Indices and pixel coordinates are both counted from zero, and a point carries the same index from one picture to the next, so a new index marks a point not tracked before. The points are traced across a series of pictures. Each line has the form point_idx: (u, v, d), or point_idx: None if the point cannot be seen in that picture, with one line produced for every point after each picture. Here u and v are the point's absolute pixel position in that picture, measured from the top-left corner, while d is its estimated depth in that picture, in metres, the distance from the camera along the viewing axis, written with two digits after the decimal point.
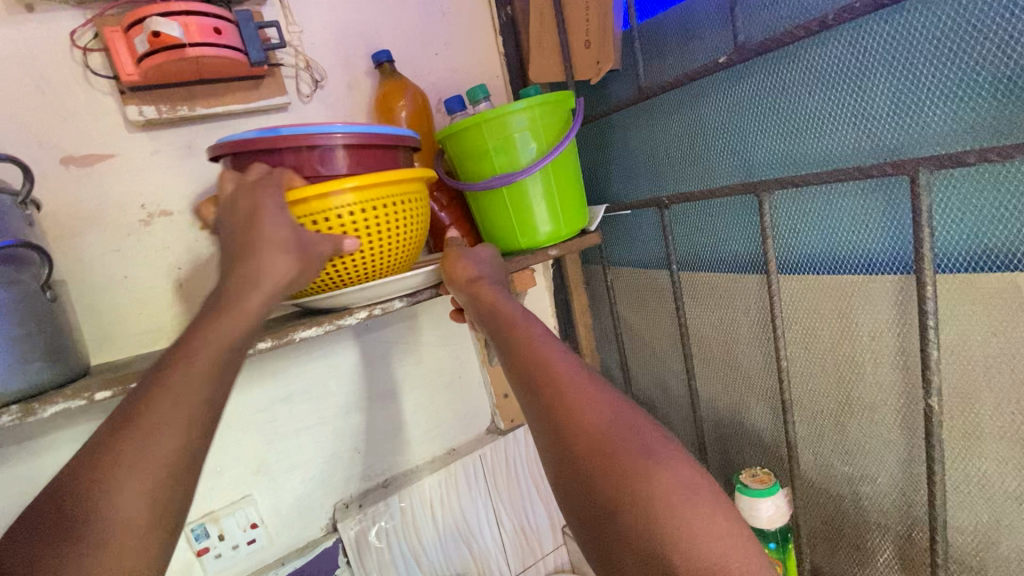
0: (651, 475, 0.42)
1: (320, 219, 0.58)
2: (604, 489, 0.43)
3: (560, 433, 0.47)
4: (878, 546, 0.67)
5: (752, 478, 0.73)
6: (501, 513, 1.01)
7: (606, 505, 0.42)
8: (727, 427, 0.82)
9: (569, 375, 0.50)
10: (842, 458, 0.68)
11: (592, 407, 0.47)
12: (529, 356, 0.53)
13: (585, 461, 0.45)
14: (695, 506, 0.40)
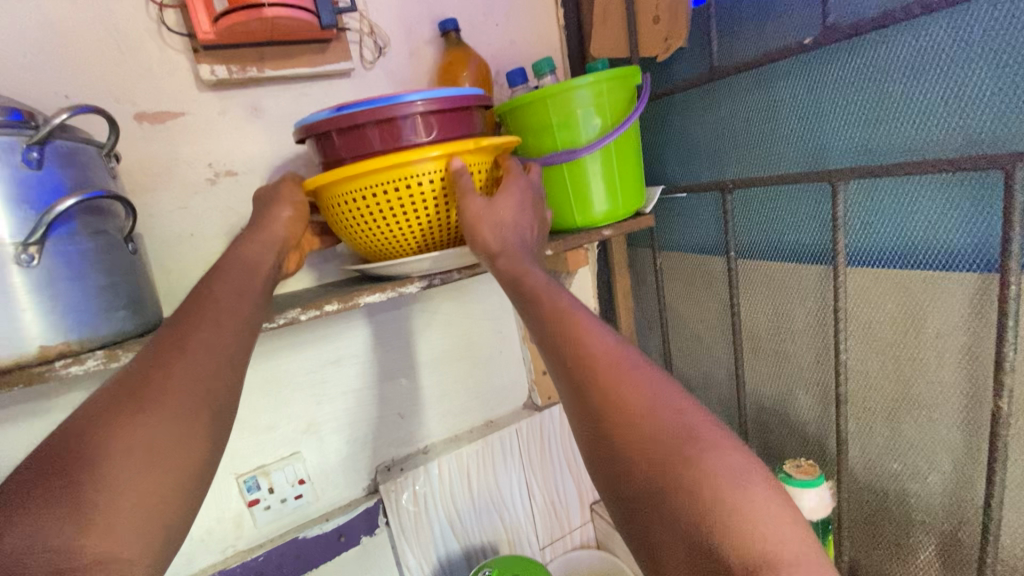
0: (699, 462, 0.38)
1: (403, 187, 0.61)
2: (648, 478, 0.39)
3: (597, 411, 0.43)
4: (921, 543, 0.67)
5: (797, 469, 0.73)
6: (533, 486, 1.03)
7: (649, 492, 0.39)
8: (770, 417, 0.82)
9: (603, 355, 0.46)
10: (892, 454, 0.68)
11: (634, 388, 0.44)
12: (562, 331, 0.49)
13: (625, 444, 0.41)
14: (758, 493, 0.37)
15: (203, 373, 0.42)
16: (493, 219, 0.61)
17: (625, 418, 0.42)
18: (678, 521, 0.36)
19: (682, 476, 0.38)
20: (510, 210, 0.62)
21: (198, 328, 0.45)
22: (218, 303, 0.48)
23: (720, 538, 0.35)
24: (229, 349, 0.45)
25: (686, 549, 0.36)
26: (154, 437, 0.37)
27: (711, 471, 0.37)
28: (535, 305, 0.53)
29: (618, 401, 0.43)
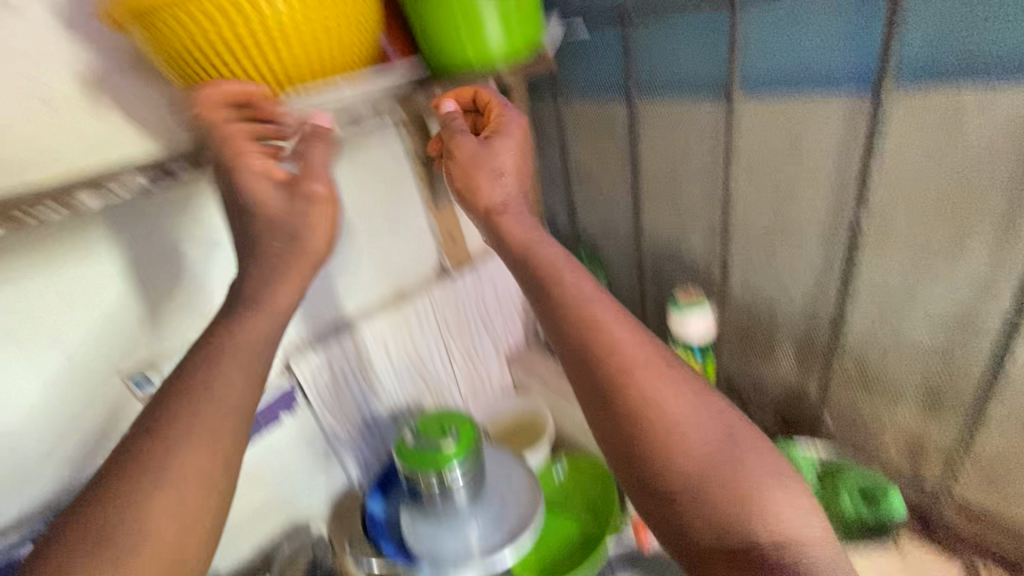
0: (743, 473, 0.47)
1: (245, 14, 0.51)
2: (695, 482, 0.47)
3: (620, 381, 0.50)
4: (784, 347, 0.79)
5: (682, 295, 0.82)
6: (451, 348, 1.05)
7: (688, 490, 0.46)
8: (665, 256, 0.87)
9: (635, 351, 0.52)
10: (767, 276, 0.76)
11: (660, 382, 0.50)
12: (576, 306, 0.54)
13: (671, 463, 0.48)
14: (774, 499, 0.46)
15: (176, 482, 0.45)
16: (494, 161, 0.64)
17: (668, 421, 0.49)
18: (701, 508, 0.46)
19: (731, 499, 0.46)
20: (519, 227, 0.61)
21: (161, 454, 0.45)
22: (191, 418, 0.47)
23: (755, 521, 0.45)
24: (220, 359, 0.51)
25: (712, 533, 0.45)
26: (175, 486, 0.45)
27: (737, 463, 0.47)
28: (555, 284, 0.56)
29: (679, 430, 0.48)
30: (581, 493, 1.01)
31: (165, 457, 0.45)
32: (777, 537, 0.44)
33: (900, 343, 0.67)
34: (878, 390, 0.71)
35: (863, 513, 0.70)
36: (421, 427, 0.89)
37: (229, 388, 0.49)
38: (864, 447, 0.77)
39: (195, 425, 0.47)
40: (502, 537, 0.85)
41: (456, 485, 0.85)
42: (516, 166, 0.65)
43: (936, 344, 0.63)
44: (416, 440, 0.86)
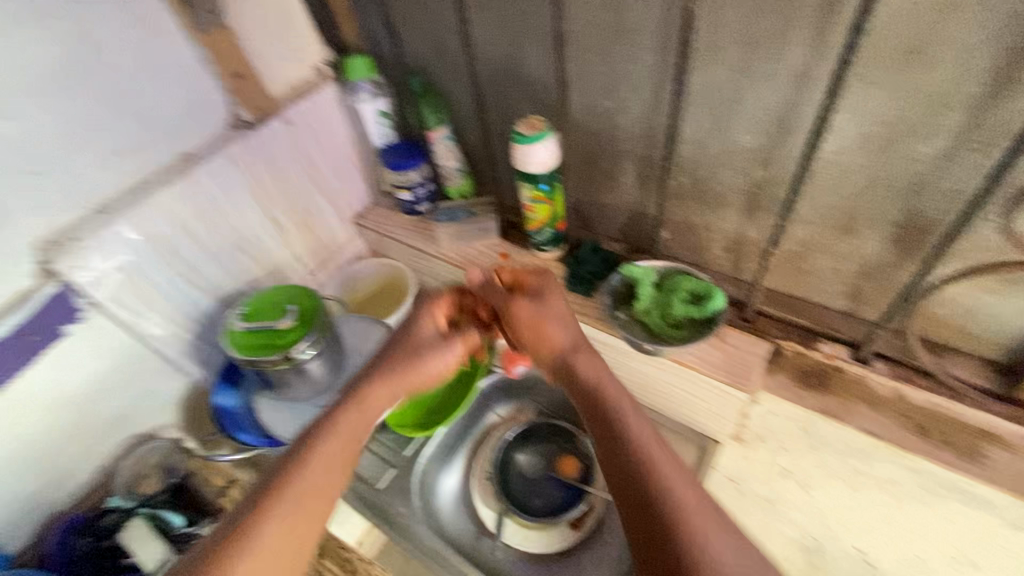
0: (628, 430, 0.55)
1: None
2: (603, 440, 0.56)
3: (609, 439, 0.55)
4: (624, 170, 0.80)
5: (525, 126, 0.76)
6: (280, 219, 0.93)
7: (602, 442, 0.56)
8: (503, 77, 0.80)
9: (562, 339, 0.64)
10: (606, 93, 0.72)
11: (585, 364, 0.62)
12: (567, 336, 0.64)
13: (593, 421, 0.58)
14: (650, 448, 0.53)
15: (279, 543, 0.50)
16: (555, 334, 0.65)
17: (592, 385, 0.60)
18: (616, 458, 0.54)
19: (615, 443, 0.55)
20: (565, 329, 0.65)
21: (266, 561, 0.49)
22: (303, 482, 0.54)
23: (642, 470, 0.52)
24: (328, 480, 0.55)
25: (623, 481, 0.53)
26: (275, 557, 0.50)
27: (635, 424, 0.56)
28: (470, 291, 0.71)
29: (597, 392, 0.59)
30: None
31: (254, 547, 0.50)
32: (660, 510, 0.49)
33: (726, 148, 0.68)
34: (707, 199, 0.75)
35: (691, 311, 0.74)
36: (253, 309, 0.77)
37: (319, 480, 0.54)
38: (694, 255, 0.83)
39: (303, 516, 0.52)
40: None
41: (310, 363, 0.78)
42: (495, 275, 0.70)
43: (757, 144, 0.65)
44: (249, 326, 0.74)
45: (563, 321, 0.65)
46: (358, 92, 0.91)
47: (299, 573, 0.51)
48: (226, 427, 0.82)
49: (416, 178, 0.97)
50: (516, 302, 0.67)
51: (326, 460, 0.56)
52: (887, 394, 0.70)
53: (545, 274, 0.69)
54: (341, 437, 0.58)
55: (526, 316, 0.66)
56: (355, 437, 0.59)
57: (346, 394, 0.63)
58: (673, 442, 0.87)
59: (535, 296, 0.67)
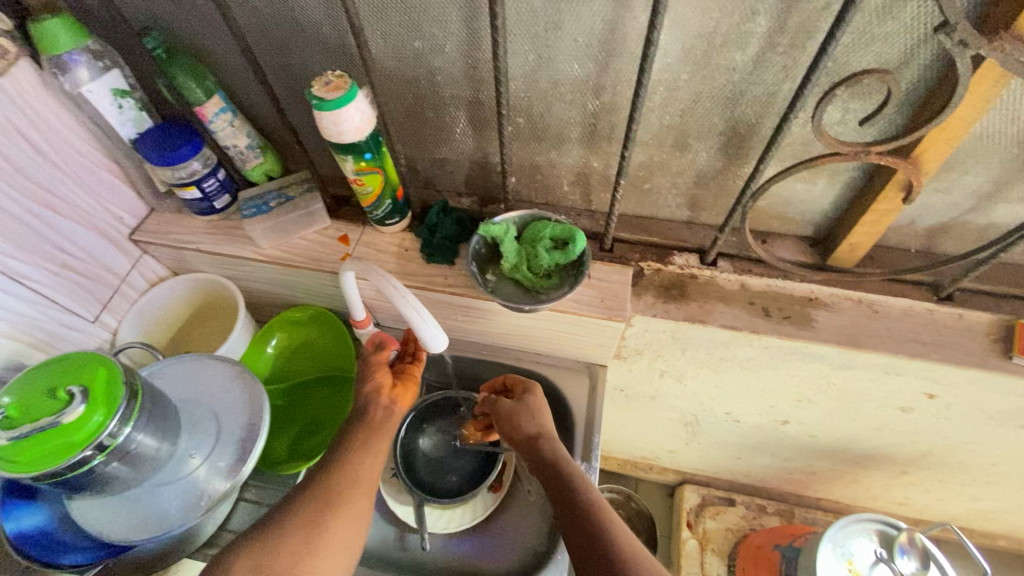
0: (591, 490, 0.66)
1: None
2: (563, 502, 0.66)
3: (567, 497, 0.66)
4: (455, 119, 0.71)
5: (326, 88, 0.60)
6: (15, 266, 0.67)
7: (563, 511, 0.65)
8: (275, 26, 0.63)
9: (543, 415, 0.76)
10: (411, 32, 0.61)
11: (551, 441, 0.73)
12: (535, 422, 0.75)
13: (553, 482, 0.68)
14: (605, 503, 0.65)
15: (330, 490, 0.61)
16: (525, 422, 0.75)
17: (556, 457, 0.70)
18: (576, 519, 0.63)
19: (576, 504, 0.65)
20: (531, 422, 0.76)
21: (344, 498, 0.61)
22: (359, 450, 0.65)
23: (602, 516, 0.63)
24: (369, 465, 0.65)
25: (579, 533, 0.62)
26: (312, 513, 0.58)
27: (586, 486, 0.67)
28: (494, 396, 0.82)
29: (561, 457, 0.70)
30: (308, 347, 0.90)
31: (284, 523, 0.57)
32: (617, 539, 0.60)
33: (555, 81, 0.62)
34: (546, 136, 0.70)
35: (558, 259, 0.71)
36: (16, 409, 0.55)
37: (363, 472, 0.64)
38: (544, 195, 0.79)
39: (363, 471, 0.64)
40: (234, 455, 0.67)
41: (135, 440, 0.60)
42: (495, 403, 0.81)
43: (587, 72, 0.61)
44: (17, 433, 0.53)
45: (529, 413, 0.76)
46: (70, 69, 0.65)
47: (346, 520, 0.59)
48: (37, 555, 0.63)
49: (199, 170, 0.76)
50: (528, 387, 0.80)
51: (369, 452, 0.66)
52: (733, 287, 0.76)
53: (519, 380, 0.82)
54: (370, 440, 0.67)
55: (506, 410, 0.78)
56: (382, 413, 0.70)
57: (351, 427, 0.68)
58: (562, 379, 0.89)
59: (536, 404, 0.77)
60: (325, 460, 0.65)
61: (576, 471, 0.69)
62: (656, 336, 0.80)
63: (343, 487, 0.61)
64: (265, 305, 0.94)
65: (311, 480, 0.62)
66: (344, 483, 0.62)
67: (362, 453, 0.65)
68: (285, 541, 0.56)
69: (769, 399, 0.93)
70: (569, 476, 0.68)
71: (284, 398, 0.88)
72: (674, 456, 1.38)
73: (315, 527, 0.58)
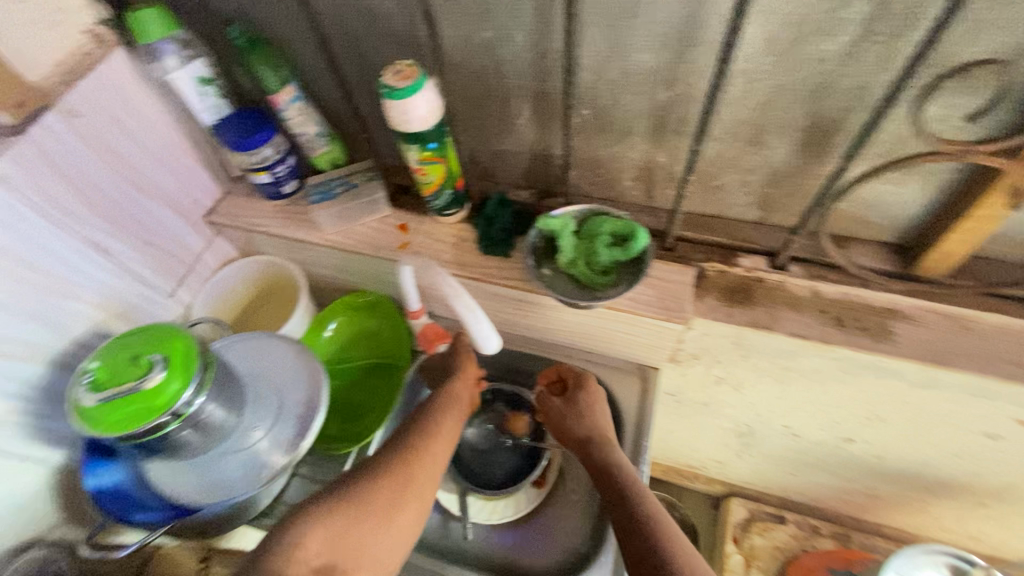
0: (646, 495, 0.65)
1: None
2: (616, 506, 0.65)
3: (620, 500, 0.65)
4: (519, 111, 0.70)
5: (396, 77, 0.61)
6: (105, 242, 0.72)
7: (618, 513, 0.65)
8: (350, 15, 0.64)
9: (599, 411, 0.77)
10: (481, 21, 0.60)
11: (604, 442, 0.74)
12: (585, 424, 0.76)
13: (608, 485, 0.68)
14: (661, 510, 0.64)
15: (412, 465, 0.62)
16: (574, 422, 0.76)
17: (609, 459, 0.71)
18: (631, 522, 0.63)
19: (628, 510, 0.64)
20: (581, 423, 0.76)
21: (422, 473, 0.62)
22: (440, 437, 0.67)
23: (659, 522, 0.62)
24: (444, 447, 0.67)
25: (633, 536, 0.61)
26: (393, 482, 0.60)
27: (642, 491, 0.66)
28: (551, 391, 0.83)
29: (615, 459, 0.71)
30: (366, 333, 0.92)
31: (371, 487, 0.59)
32: (672, 547, 0.59)
33: (626, 71, 0.61)
34: (611, 129, 0.68)
35: (617, 256, 0.69)
36: (105, 372, 0.59)
37: (439, 455, 0.66)
38: (605, 189, 0.77)
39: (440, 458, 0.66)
40: (294, 431, 0.70)
41: (205, 410, 0.63)
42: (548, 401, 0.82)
43: (659, 63, 0.59)
44: (105, 395, 0.57)
45: (577, 413, 0.77)
46: (160, 57, 0.70)
47: (422, 497, 0.61)
48: (116, 512, 0.69)
49: (271, 156, 0.79)
50: (584, 381, 0.80)
51: (445, 437, 0.68)
52: (803, 294, 0.72)
53: (572, 371, 0.82)
54: (446, 429, 0.69)
55: (556, 410, 0.80)
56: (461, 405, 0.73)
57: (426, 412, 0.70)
58: (613, 379, 0.87)
59: (588, 402, 0.78)
60: (401, 438, 0.66)
61: (631, 475, 0.68)
62: (717, 340, 0.77)
63: (422, 465, 0.63)
64: (325, 289, 0.97)
65: (394, 453, 0.63)
66: (424, 461, 0.64)
67: (438, 439, 0.67)
68: (366, 505, 0.57)
69: (836, 415, 0.88)
70: (626, 479, 0.68)
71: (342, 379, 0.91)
72: (723, 467, 1.33)
73: (393, 497, 0.59)
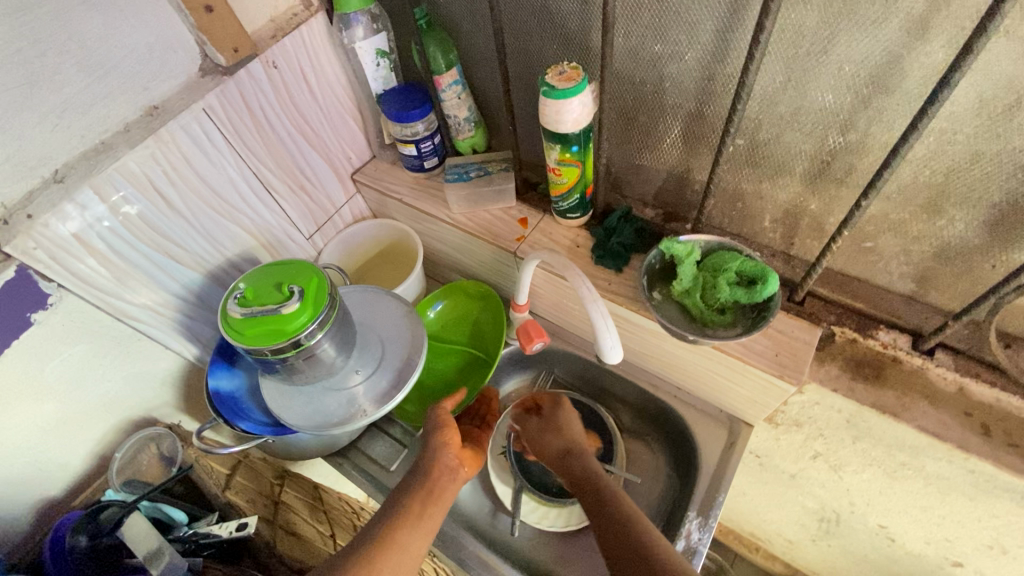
0: (646, 524, 0.62)
1: None
2: (609, 526, 0.63)
3: (610, 519, 0.64)
4: (668, 130, 0.69)
5: (559, 77, 0.62)
6: (269, 179, 0.81)
7: (611, 531, 0.63)
8: (527, 12, 0.67)
9: (575, 431, 0.80)
10: (655, 35, 0.60)
11: (581, 458, 0.75)
12: (562, 439, 0.79)
13: (594, 509, 0.67)
14: (662, 540, 0.59)
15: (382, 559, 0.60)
16: (551, 438, 0.80)
17: (594, 475, 0.72)
18: (626, 538, 0.61)
19: (625, 530, 0.62)
20: (557, 438, 0.80)
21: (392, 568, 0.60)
22: (419, 507, 0.66)
23: (658, 546, 0.59)
24: (419, 536, 0.64)
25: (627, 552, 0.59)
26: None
27: (638, 518, 0.63)
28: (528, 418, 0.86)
29: (600, 477, 0.71)
30: (467, 320, 0.97)
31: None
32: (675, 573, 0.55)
33: (798, 108, 0.57)
34: (765, 166, 0.64)
35: (739, 296, 0.65)
36: (252, 292, 0.67)
37: (412, 535, 0.63)
38: (740, 226, 0.74)
39: (418, 537, 0.64)
40: (389, 384, 0.75)
41: (320, 346, 0.69)
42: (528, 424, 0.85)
43: (841, 106, 0.54)
44: (250, 311, 0.65)
45: (550, 428, 0.81)
46: (351, 25, 0.78)
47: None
48: (225, 414, 0.76)
49: (421, 131, 0.85)
50: (559, 401, 0.84)
51: (415, 517, 0.65)
52: (947, 389, 0.64)
53: (548, 396, 0.86)
54: (417, 504, 0.66)
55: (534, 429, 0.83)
56: (445, 474, 0.70)
57: (397, 496, 0.67)
58: (698, 422, 0.83)
59: (562, 417, 0.83)
60: (373, 524, 0.64)
61: (620, 495, 0.67)
62: (827, 412, 0.70)
63: (395, 552, 0.61)
64: (436, 263, 1.02)
65: (365, 541, 0.62)
66: (395, 547, 0.62)
67: (410, 517, 0.65)
68: None
69: (949, 532, 0.77)
70: (614, 497, 0.67)
71: (447, 362, 0.95)
72: (791, 547, 1.21)
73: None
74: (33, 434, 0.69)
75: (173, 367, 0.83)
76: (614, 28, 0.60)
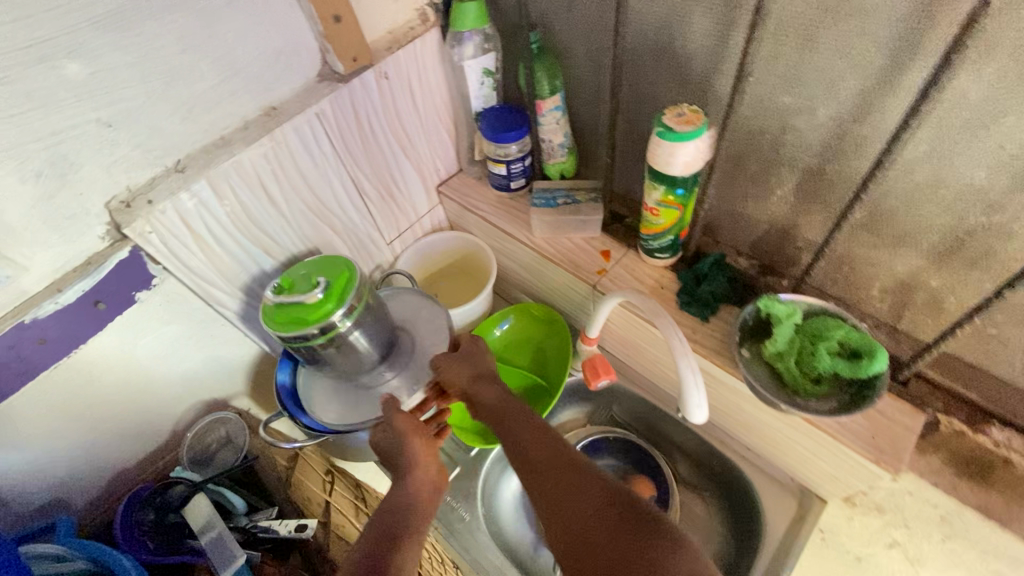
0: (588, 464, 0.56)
1: None
2: (549, 463, 0.56)
3: (547, 454, 0.57)
4: (781, 182, 0.65)
5: (678, 120, 0.61)
6: (362, 183, 0.82)
7: (553, 473, 0.56)
8: (648, 49, 0.65)
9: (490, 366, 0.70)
10: (786, 86, 0.57)
11: (496, 388, 0.66)
12: (470, 373, 0.69)
13: (522, 445, 0.59)
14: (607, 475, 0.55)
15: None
16: (461, 367, 0.69)
17: (515, 406, 0.63)
18: (577, 483, 0.54)
19: (572, 472, 0.55)
20: (467, 367, 0.70)
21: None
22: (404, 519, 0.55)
23: (613, 487, 0.54)
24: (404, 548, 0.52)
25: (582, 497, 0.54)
26: None
27: (578, 456, 0.57)
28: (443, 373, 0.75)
29: (521, 408, 0.62)
30: (536, 343, 0.95)
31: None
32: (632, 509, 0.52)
33: (940, 182, 0.53)
34: (887, 234, 0.60)
35: (840, 368, 0.61)
36: (286, 281, 0.68)
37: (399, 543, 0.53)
38: (844, 291, 0.69)
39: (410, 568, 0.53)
40: (418, 381, 0.77)
41: (350, 338, 0.70)
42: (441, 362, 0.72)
43: (992, 187, 0.50)
44: (280, 300, 0.66)
45: (463, 359, 0.71)
46: (463, 44, 0.79)
47: None
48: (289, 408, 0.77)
49: (513, 153, 0.84)
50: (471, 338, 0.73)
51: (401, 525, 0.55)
52: None
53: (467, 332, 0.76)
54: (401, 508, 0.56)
55: (444, 361, 0.71)
56: (425, 485, 0.59)
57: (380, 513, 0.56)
58: (765, 488, 0.78)
59: (473, 344, 0.73)
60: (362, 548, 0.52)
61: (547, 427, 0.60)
62: None
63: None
64: (506, 281, 1.01)
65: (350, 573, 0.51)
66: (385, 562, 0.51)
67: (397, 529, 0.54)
68: None
69: None
70: (544, 430, 0.60)
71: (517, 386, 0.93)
72: None
73: None
74: (118, 403, 0.72)
75: (248, 356, 0.85)
76: (747, 78, 0.58)
